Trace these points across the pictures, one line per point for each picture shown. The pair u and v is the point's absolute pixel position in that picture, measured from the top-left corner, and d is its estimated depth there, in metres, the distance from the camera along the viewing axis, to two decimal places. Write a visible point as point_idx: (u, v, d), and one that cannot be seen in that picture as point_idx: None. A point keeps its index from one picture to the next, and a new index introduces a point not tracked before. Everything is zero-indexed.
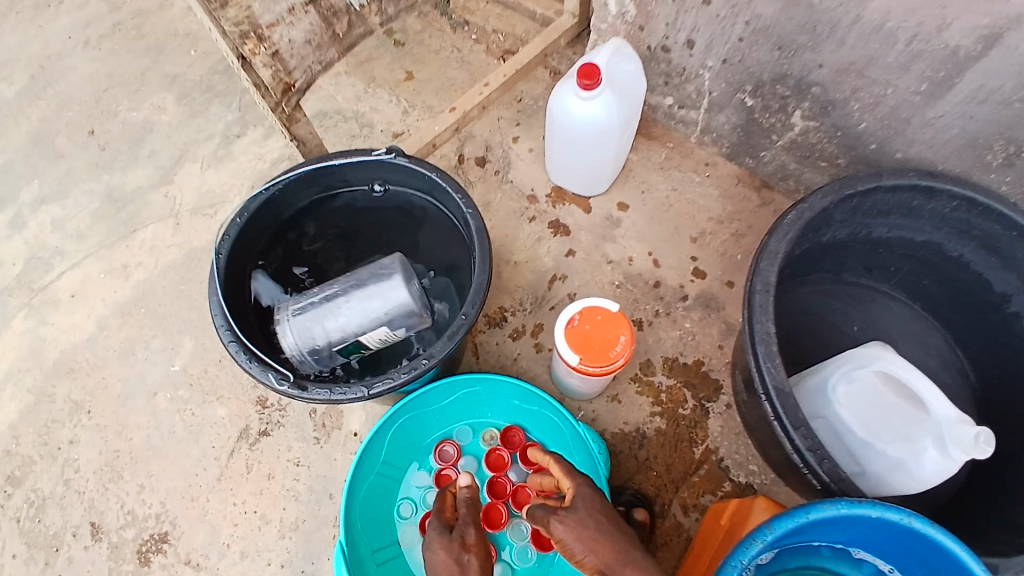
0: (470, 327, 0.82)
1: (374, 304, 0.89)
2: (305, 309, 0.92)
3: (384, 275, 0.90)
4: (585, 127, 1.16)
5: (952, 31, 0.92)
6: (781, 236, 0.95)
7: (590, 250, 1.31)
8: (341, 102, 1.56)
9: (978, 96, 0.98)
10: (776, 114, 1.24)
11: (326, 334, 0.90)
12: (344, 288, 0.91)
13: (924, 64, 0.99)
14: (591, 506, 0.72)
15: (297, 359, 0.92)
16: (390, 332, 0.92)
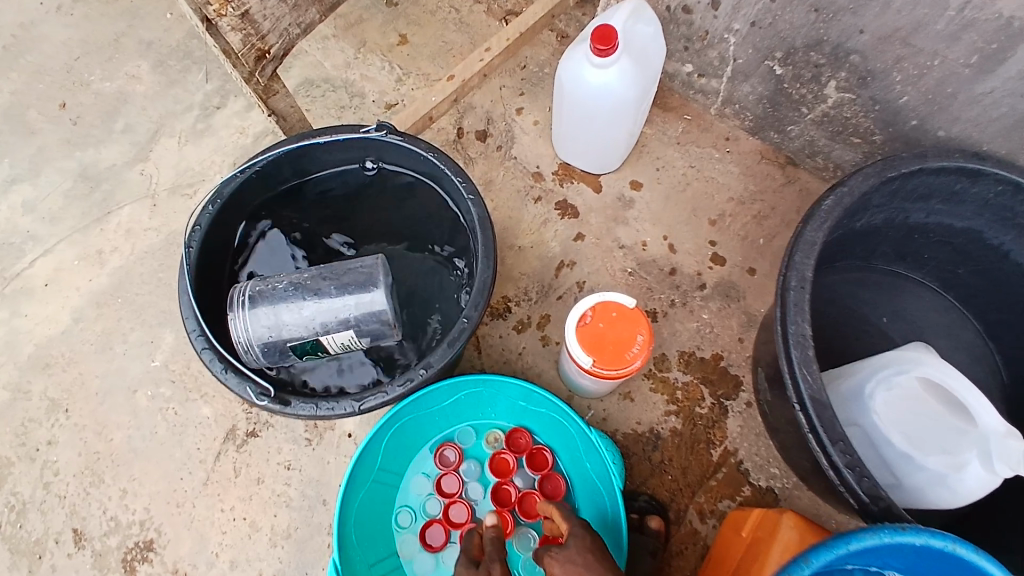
0: (473, 332, 0.73)
1: (346, 302, 0.81)
2: (266, 292, 0.82)
3: (362, 274, 0.82)
4: (598, 98, 1.04)
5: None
6: (818, 226, 0.85)
7: (600, 234, 1.21)
8: (330, 69, 1.43)
9: None
10: (808, 84, 1.12)
11: (282, 326, 0.81)
12: (316, 281, 0.82)
13: (976, 34, 0.88)
14: (581, 544, 0.76)
15: (243, 348, 0.81)
16: (355, 338, 0.83)
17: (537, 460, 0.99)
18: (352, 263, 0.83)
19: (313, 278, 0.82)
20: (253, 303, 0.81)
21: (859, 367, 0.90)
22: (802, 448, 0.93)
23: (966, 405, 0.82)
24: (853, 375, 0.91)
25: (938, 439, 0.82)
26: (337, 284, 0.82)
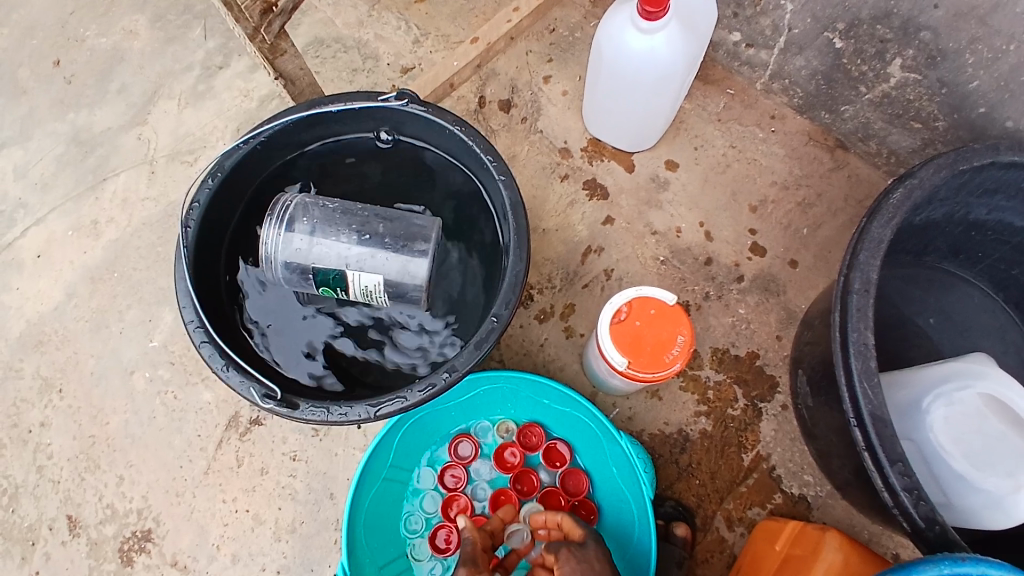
0: (503, 333, 0.66)
1: (388, 247, 0.74)
2: (312, 207, 0.76)
3: (415, 227, 0.75)
4: (640, 68, 0.94)
5: None
6: (884, 222, 0.76)
7: (631, 219, 1.12)
8: (341, 28, 1.32)
9: None
10: (870, 61, 1.00)
11: (315, 248, 0.74)
12: (365, 216, 0.75)
13: None
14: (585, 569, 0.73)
15: (264, 255, 0.75)
16: (379, 287, 0.75)
17: (554, 455, 0.94)
18: (412, 212, 0.76)
19: (362, 212, 0.76)
20: (296, 214, 0.75)
21: (915, 377, 0.82)
22: (843, 460, 0.87)
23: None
24: (908, 385, 0.83)
25: (998, 459, 0.75)
26: (386, 226, 0.75)
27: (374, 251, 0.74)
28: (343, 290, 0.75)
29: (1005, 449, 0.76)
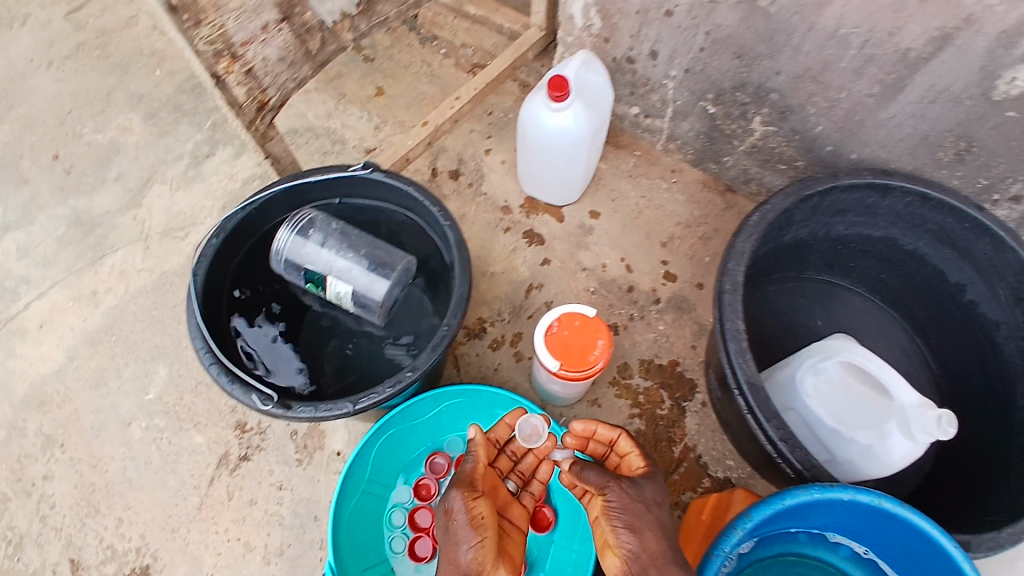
0: (453, 338, 0.83)
1: (363, 265, 0.96)
2: (319, 222, 0.98)
3: (390, 257, 0.97)
4: (558, 135, 1.18)
5: (902, 35, 0.95)
6: (746, 237, 1.00)
7: (565, 258, 1.34)
8: (312, 119, 1.58)
9: (929, 95, 1.00)
10: (737, 121, 1.27)
11: (313, 253, 0.97)
12: (354, 240, 0.98)
13: (876, 67, 1.01)
14: (649, 496, 0.82)
15: (276, 246, 0.98)
16: (348, 295, 0.96)
17: None
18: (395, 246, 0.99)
19: (356, 236, 0.98)
20: (306, 225, 0.97)
21: (792, 358, 1.02)
22: (750, 439, 1.04)
23: (886, 383, 0.93)
24: (788, 367, 1.02)
25: (865, 416, 0.93)
26: (368, 250, 0.97)
27: (352, 265, 0.96)
28: (320, 288, 0.98)
29: (869, 406, 0.93)
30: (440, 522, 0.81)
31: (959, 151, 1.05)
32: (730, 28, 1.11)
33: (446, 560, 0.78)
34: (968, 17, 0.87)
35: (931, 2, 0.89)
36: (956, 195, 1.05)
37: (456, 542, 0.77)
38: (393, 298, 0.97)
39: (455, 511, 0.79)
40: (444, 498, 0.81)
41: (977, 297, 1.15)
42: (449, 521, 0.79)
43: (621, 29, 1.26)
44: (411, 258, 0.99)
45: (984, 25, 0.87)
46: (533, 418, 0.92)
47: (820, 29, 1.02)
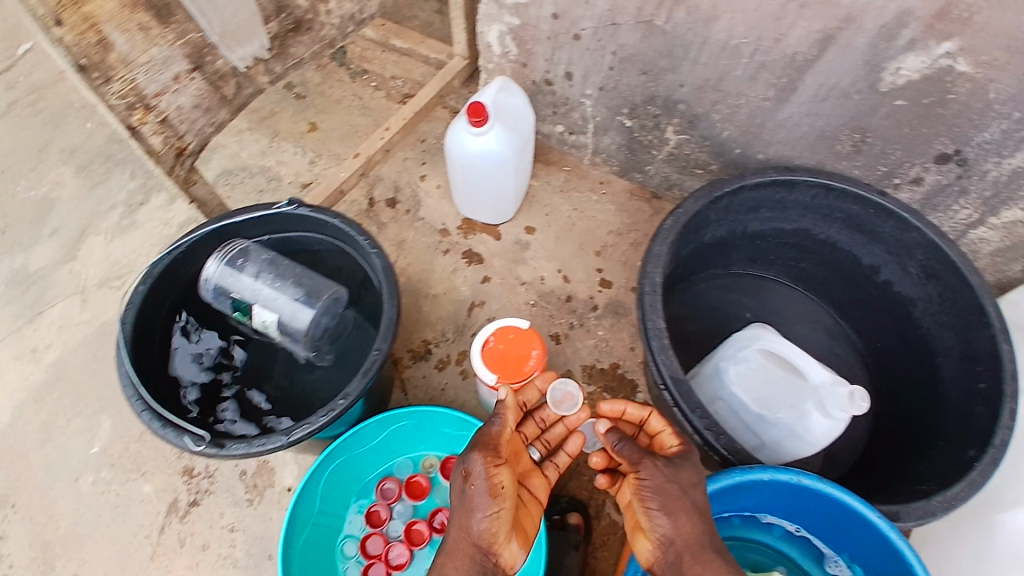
0: (384, 362, 0.86)
1: (289, 294, 0.98)
2: (249, 254, 1.01)
3: (317, 286, 0.99)
4: (483, 158, 1.23)
5: (788, 40, 1.02)
6: (662, 240, 1.06)
7: (504, 275, 1.38)
8: (246, 159, 1.57)
9: (821, 93, 1.07)
10: (652, 132, 1.34)
11: (241, 283, 0.99)
12: (282, 270, 1.00)
13: (768, 73, 1.08)
14: (683, 477, 0.79)
15: (203, 276, 1.00)
16: (273, 323, 0.98)
17: None
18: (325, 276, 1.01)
19: (284, 267, 1.00)
20: (235, 257, 1.00)
21: (716, 352, 1.07)
22: None
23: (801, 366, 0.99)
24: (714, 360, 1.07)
25: (783, 398, 0.98)
26: (294, 280, 0.99)
27: (278, 295, 0.98)
28: (246, 317, 1.00)
29: (788, 389, 0.99)
30: (455, 482, 0.79)
31: (855, 143, 1.12)
32: (633, 47, 1.19)
33: (456, 524, 0.77)
34: (846, 17, 0.94)
35: (810, 7, 0.96)
36: (855, 183, 1.13)
37: (469, 508, 0.76)
38: (320, 327, 0.99)
39: (472, 475, 0.77)
40: (465, 460, 0.78)
41: (891, 277, 1.21)
42: (464, 484, 0.77)
43: (536, 54, 1.32)
44: (341, 288, 1.01)
45: (862, 22, 0.94)
46: (567, 387, 0.98)
47: (713, 42, 1.09)
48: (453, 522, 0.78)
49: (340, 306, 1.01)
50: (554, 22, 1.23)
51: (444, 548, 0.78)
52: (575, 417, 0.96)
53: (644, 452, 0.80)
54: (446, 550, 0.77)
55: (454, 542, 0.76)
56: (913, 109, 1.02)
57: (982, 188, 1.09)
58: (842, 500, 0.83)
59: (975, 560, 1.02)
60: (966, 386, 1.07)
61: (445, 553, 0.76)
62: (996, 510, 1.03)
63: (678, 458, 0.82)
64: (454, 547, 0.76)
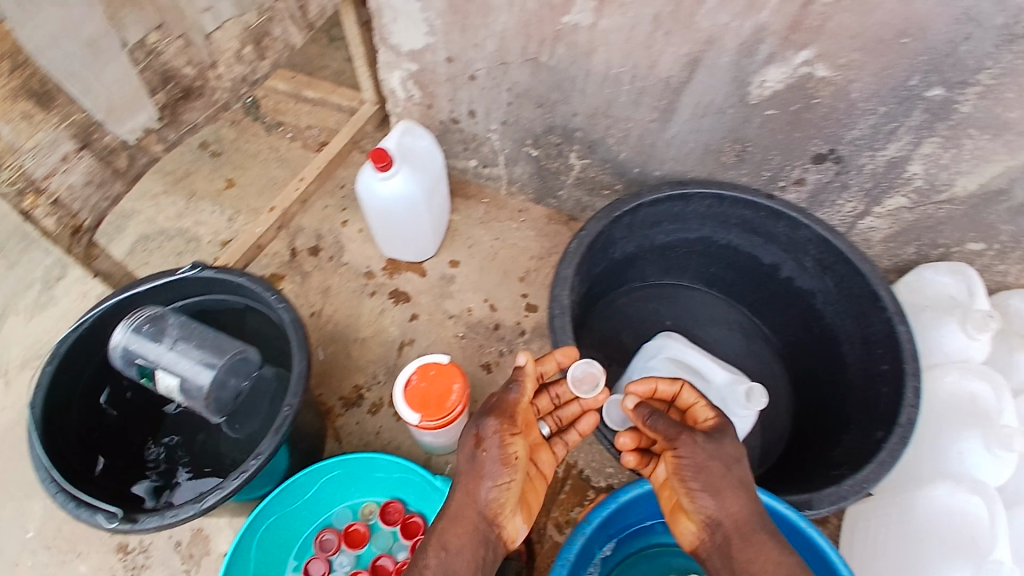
0: (294, 417, 0.88)
1: (194, 357, 0.98)
2: (159, 317, 1.01)
3: (224, 347, 0.99)
4: (393, 201, 1.25)
5: (660, 66, 1.09)
6: (568, 264, 1.11)
7: (431, 310, 1.41)
8: (163, 222, 1.59)
9: (700, 111, 1.14)
10: (558, 159, 1.40)
11: (147, 346, 0.98)
12: (192, 332, 1.00)
13: (649, 97, 1.16)
14: (723, 452, 0.80)
15: (110, 342, 0.99)
16: (177, 387, 0.97)
17: (410, 530, 1.09)
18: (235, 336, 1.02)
19: (193, 329, 1.01)
20: (144, 320, 1.00)
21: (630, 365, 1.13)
22: None
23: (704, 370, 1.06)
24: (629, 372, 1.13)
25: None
26: (202, 342, 0.99)
27: (183, 358, 0.97)
28: (151, 381, 0.99)
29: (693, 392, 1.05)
30: (462, 442, 0.83)
31: (737, 153, 1.18)
32: (525, 83, 1.25)
33: (457, 484, 0.81)
34: (706, 41, 1.01)
35: (674, 34, 1.02)
36: (744, 190, 1.20)
37: (473, 469, 0.80)
38: (227, 388, 0.98)
39: (482, 437, 0.81)
40: (477, 422, 0.83)
41: (791, 273, 1.28)
42: (473, 446, 0.81)
43: (438, 95, 1.37)
44: (250, 348, 1.02)
45: (723, 43, 1.00)
46: (590, 368, 0.99)
47: (596, 73, 1.16)
48: (455, 482, 0.82)
49: (251, 366, 1.01)
50: (449, 65, 1.29)
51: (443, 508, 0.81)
52: (593, 399, 0.97)
53: (679, 426, 0.81)
54: (444, 510, 0.81)
55: (454, 502, 0.80)
56: (783, 117, 1.08)
57: (861, 181, 1.16)
58: None
59: (908, 550, 1.05)
60: (871, 371, 1.13)
61: (444, 511, 0.79)
62: (915, 490, 1.07)
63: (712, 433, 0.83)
64: (453, 507, 0.80)
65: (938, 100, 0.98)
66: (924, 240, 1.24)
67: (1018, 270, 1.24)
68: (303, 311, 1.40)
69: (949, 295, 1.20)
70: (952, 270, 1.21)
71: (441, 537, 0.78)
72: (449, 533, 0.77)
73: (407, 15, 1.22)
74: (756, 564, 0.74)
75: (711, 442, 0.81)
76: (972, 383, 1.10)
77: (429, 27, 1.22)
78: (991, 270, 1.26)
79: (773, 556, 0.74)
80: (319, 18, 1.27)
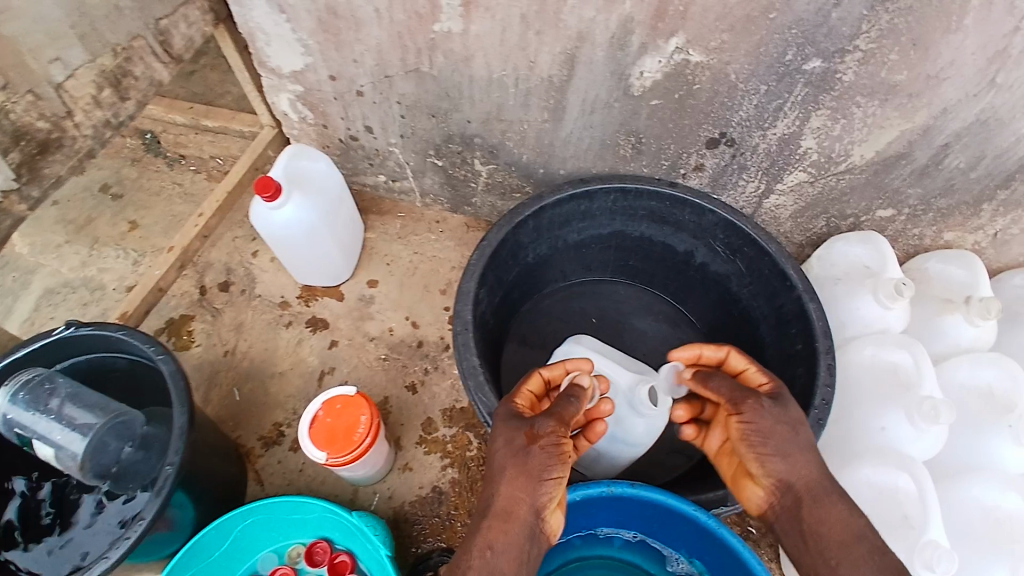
0: (174, 477, 0.91)
1: (73, 424, 0.94)
2: (38, 380, 0.97)
3: (106, 414, 0.96)
4: (290, 229, 1.21)
5: (539, 66, 1.06)
6: (470, 277, 1.08)
7: (351, 335, 1.36)
8: (67, 274, 1.52)
9: (587, 107, 1.12)
10: (463, 167, 1.37)
11: (23, 412, 0.94)
12: (74, 397, 0.96)
13: (536, 97, 1.13)
14: (789, 416, 0.80)
15: None
16: (53, 457, 0.93)
17: (338, 569, 1.06)
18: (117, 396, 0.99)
19: (75, 393, 0.97)
20: (23, 385, 0.96)
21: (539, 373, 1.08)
22: None
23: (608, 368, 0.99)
24: None
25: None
26: (83, 408, 0.96)
27: (60, 425, 0.94)
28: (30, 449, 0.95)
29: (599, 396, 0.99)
30: (500, 437, 0.80)
31: (633, 145, 1.17)
32: (413, 94, 1.21)
33: (496, 479, 0.77)
34: (577, 37, 0.99)
35: (544, 33, 1.00)
36: (645, 182, 1.18)
37: (520, 465, 0.76)
38: (107, 451, 0.95)
39: (535, 432, 0.77)
40: (522, 421, 0.80)
41: (705, 257, 1.25)
42: (523, 443, 0.77)
43: (331, 113, 1.33)
44: (133, 412, 0.99)
45: (594, 38, 0.98)
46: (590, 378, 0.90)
47: (479, 78, 1.13)
48: (489, 475, 0.78)
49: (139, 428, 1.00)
50: (334, 83, 1.25)
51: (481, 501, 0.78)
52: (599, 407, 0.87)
53: (745, 390, 0.81)
54: (486, 504, 0.77)
55: (496, 499, 0.76)
56: (668, 105, 1.06)
57: (757, 161, 1.14)
58: (654, 500, 0.83)
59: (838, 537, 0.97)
60: (786, 350, 1.11)
61: (489, 507, 0.76)
62: (848, 469, 0.99)
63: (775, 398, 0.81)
64: (493, 502, 0.76)
65: (818, 71, 0.96)
66: (833, 212, 1.23)
67: (931, 232, 1.23)
68: (216, 350, 1.37)
69: (861, 265, 1.16)
70: (862, 238, 1.18)
71: (484, 533, 0.75)
72: (494, 531, 0.74)
73: (281, 37, 1.18)
74: (825, 524, 0.75)
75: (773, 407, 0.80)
76: (889, 354, 1.05)
77: (304, 47, 1.19)
78: (906, 234, 1.25)
79: (840, 516, 0.75)
80: (187, 51, 1.27)
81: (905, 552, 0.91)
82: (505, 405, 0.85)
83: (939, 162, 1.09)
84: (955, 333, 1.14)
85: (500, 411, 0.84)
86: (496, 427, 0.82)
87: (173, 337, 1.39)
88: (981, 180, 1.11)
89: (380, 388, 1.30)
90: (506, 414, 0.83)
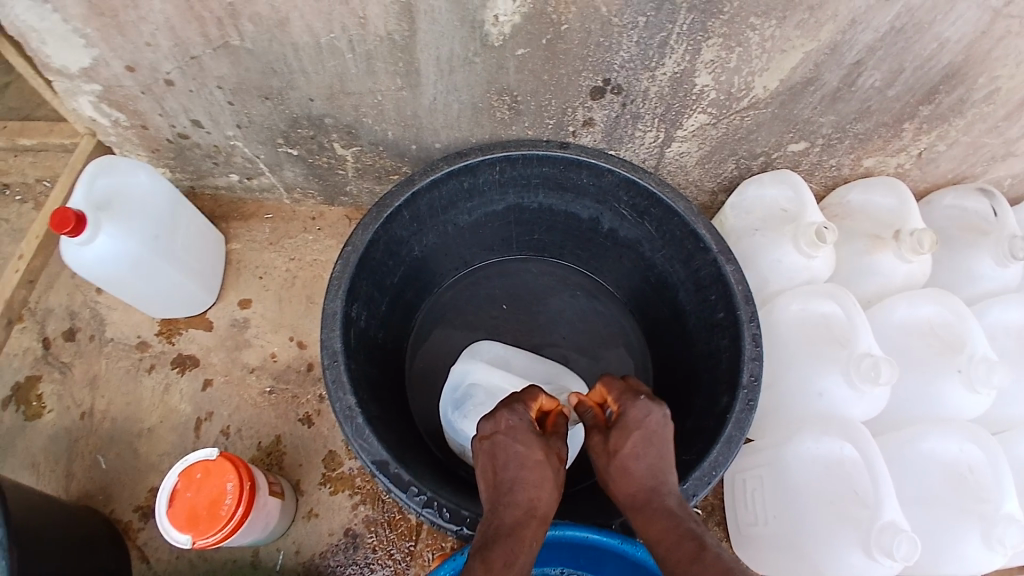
0: None
1: None
2: None
3: None
4: (109, 265, 0.99)
5: (372, 22, 0.84)
6: (333, 295, 0.86)
7: (227, 369, 1.17)
8: None
9: (445, 66, 0.92)
10: (324, 153, 1.15)
11: None
12: None
13: (381, 62, 0.92)
14: (623, 438, 0.71)
15: None
16: None
17: None
18: None
19: None
20: None
21: (443, 407, 1.00)
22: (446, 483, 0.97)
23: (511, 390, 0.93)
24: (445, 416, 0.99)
25: None
26: None
27: None
28: None
29: None
30: (535, 450, 0.71)
31: (509, 105, 0.99)
32: (233, 75, 0.97)
33: (534, 483, 0.69)
34: None
35: None
36: (532, 146, 0.97)
37: (555, 483, 0.70)
38: None
39: (563, 455, 0.73)
40: (544, 438, 0.73)
41: (612, 223, 1.10)
42: (556, 464, 0.72)
43: (145, 111, 1.08)
44: None
45: None
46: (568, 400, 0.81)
47: (305, 46, 0.90)
48: (520, 477, 0.69)
49: None
50: (134, 75, 0.98)
51: (512, 502, 0.68)
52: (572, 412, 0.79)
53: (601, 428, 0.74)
54: (526, 506, 0.68)
55: (540, 503, 0.68)
56: (537, 54, 0.88)
57: (651, 107, 0.99)
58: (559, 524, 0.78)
59: (786, 516, 0.93)
60: (708, 318, 0.99)
61: (536, 508, 0.67)
62: (786, 443, 0.94)
63: (621, 422, 0.72)
64: (535, 506, 0.68)
65: None
66: (742, 152, 1.10)
67: (851, 158, 1.12)
68: (71, 415, 1.15)
69: (774, 208, 1.06)
70: (776, 178, 1.07)
71: (524, 532, 0.65)
72: (534, 539, 0.66)
73: (51, 33, 0.90)
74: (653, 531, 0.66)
75: (618, 430, 0.72)
76: (819, 305, 0.95)
77: (84, 38, 0.91)
78: (823, 166, 1.14)
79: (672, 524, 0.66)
80: None
81: (859, 533, 0.83)
82: (516, 409, 0.74)
83: (853, 82, 0.95)
84: (886, 272, 1.04)
85: (515, 417, 0.73)
86: (516, 432, 0.72)
87: (21, 406, 1.16)
88: (901, 97, 0.98)
89: (269, 427, 1.13)
90: (524, 422, 0.73)
